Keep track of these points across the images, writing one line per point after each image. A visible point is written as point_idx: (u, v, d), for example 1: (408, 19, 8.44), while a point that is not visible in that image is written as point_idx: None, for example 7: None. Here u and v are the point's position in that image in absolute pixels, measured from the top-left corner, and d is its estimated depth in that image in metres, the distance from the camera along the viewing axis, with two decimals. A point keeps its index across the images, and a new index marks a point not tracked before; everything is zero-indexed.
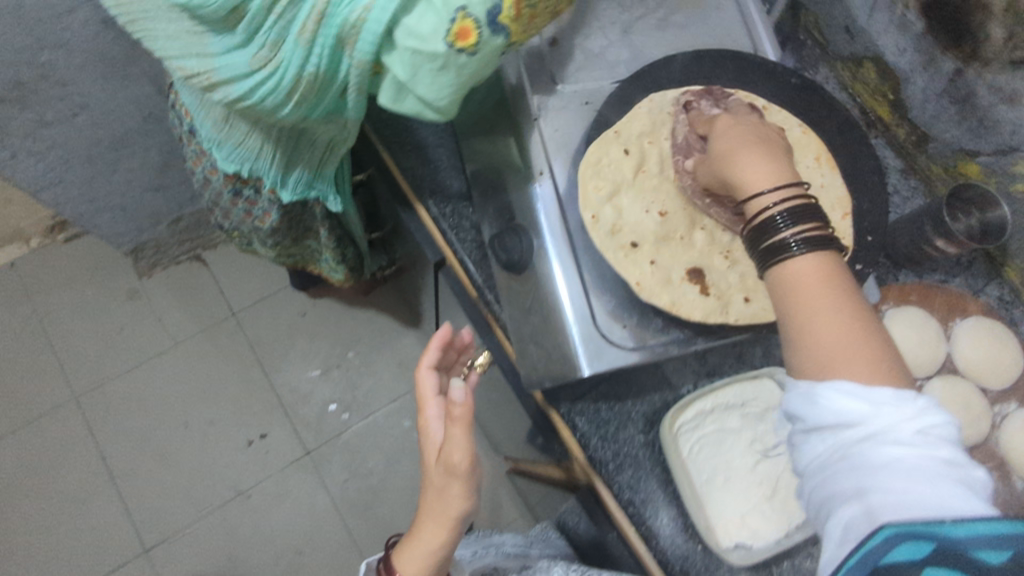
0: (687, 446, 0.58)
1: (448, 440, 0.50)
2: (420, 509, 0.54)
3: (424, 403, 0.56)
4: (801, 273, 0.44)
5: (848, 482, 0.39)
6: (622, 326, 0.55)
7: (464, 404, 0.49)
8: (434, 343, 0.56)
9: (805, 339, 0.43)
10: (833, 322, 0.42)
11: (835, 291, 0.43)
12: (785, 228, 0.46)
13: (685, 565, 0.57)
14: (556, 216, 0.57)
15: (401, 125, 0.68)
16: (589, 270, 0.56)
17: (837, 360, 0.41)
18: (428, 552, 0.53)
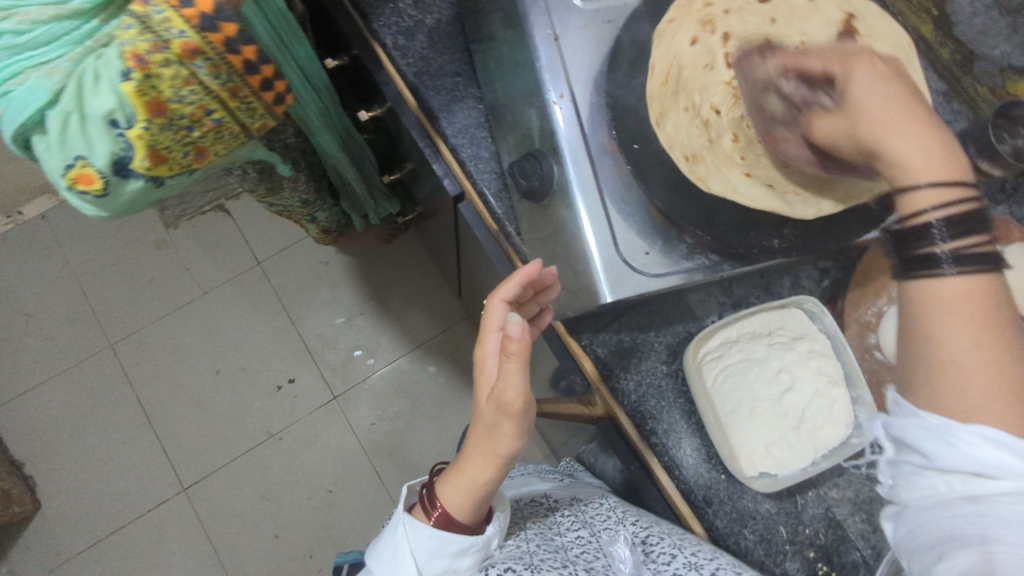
0: (708, 376, 0.58)
1: (501, 378, 0.50)
2: (476, 441, 0.53)
3: (486, 334, 0.55)
4: (957, 292, 0.36)
5: (973, 529, 0.35)
6: (645, 252, 0.52)
7: (520, 340, 0.49)
8: (512, 278, 0.54)
9: (950, 382, 0.36)
10: (988, 365, 0.35)
11: (992, 318, 0.36)
12: (940, 237, 0.37)
13: (708, 494, 0.58)
14: (579, 137, 0.53)
15: (418, 53, 0.66)
16: (610, 194, 0.53)
17: (985, 409, 0.35)
18: (478, 483, 0.53)
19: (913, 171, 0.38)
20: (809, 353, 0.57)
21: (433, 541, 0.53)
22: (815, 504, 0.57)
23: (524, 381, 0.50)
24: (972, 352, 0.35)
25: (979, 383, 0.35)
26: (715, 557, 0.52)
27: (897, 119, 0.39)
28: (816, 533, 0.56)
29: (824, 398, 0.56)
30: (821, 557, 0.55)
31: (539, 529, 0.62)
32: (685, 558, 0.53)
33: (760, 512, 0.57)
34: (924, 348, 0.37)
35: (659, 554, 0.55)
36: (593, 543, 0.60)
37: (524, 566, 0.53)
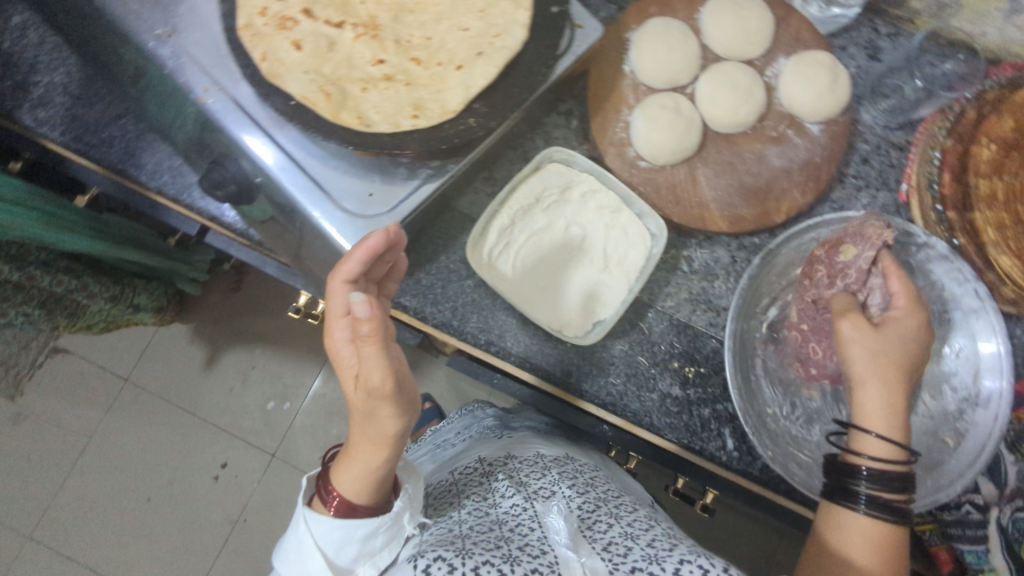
0: (506, 267, 0.57)
1: (363, 362, 0.45)
2: (360, 425, 0.50)
3: (330, 318, 0.47)
4: (854, 534, 0.45)
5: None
6: (370, 193, 0.50)
7: (369, 319, 0.44)
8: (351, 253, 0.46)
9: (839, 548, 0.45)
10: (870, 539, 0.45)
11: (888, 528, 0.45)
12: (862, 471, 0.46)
13: (565, 367, 0.58)
14: (252, 122, 0.49)
15: (68, 116, 0.58)
16: (311, 160, 0.49)
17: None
18: (371, 466, 0.50)
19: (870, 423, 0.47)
20: (584, 197, 0.58)
21: (339, 531, 0.50)
22: (660, 321, 0.59)
23: (389, 360, 0.45)
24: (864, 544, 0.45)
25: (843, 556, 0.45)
26: (649, 526, 0.56)
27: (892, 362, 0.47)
28: (672, 344, 0.59)
29: (615, 229, 0.58)
30: (683, 363, 0.59)
31: (474, 508, 0.61)
32: (622, 527, 0.55)
33: (615, 355, 0.59)
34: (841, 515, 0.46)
35: (597, 522, 0.56)
36: (528, 512, 0.58)
37: (454, 552, 0.50)
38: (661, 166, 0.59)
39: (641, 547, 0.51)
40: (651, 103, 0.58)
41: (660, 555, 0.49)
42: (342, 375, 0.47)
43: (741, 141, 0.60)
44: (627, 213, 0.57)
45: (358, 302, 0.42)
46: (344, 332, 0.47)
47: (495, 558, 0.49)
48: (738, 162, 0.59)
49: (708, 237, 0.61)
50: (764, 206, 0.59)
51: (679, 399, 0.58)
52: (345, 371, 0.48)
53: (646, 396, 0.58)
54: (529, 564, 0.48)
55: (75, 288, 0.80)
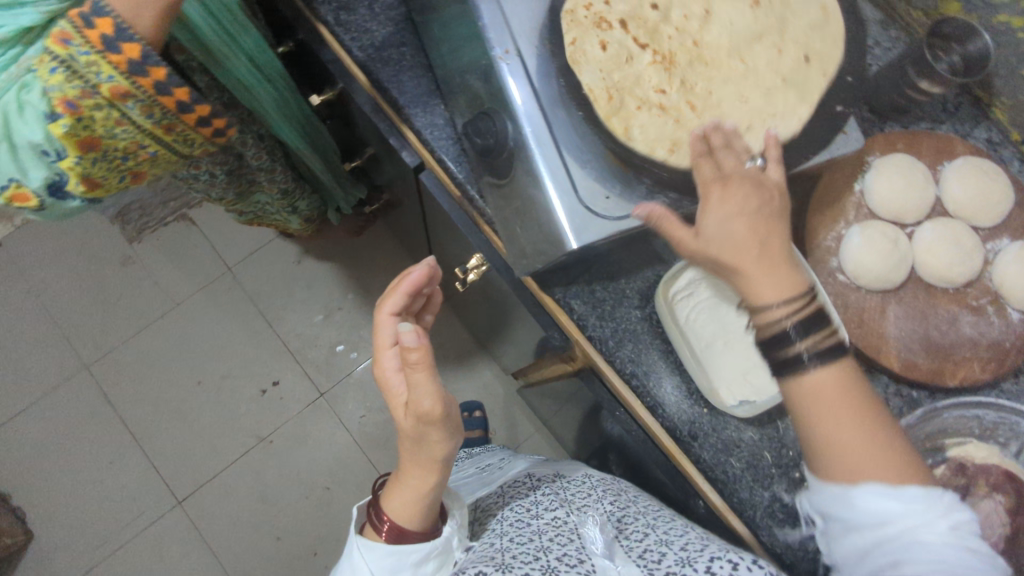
0: (682, 314, 0.58)
1: (413, 388, 0.53)
2: (406, 457, 0.56)
3: (381, 352, 0.58)
4: (822, 389, 0.46)
5: (886, 558, 0.43)
6: (606, 197, 0.53)
7: (417, 347, 0.52)
8: (398, 289, 0.58)
9: (848, 463, 0.44)
10: (858, 439, 0.44)
11: (855, 397, 0.45)
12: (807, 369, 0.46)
13: (692, 429, 0.59)
14: (530, 96, 0.53)
15: (360, 27, 0.65)
16: (568, 149, 0.54)
17: (867, 465, 0.44)
18: (422, 490, 0.56)
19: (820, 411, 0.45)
20: None
21: (390, 558, 0.54)
22: None
23: (436, 384, 0.53)
24: (842, 430, 0.45)
25: (854, 453, 0.44)
26: (686, 533, 0.56)
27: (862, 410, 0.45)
28: (800, 453, 0.58)
29: None
30: (806, 476, 0.58)
31: (517, 518, 0.64)
32: (658, 535, 0.57)
33: (743, 440, 0.59)
34: (815, 448, 0.46)
35: (632, 533, 0.59)
36: (568, 525, 0.61)
37: (495, 564, 0.53)
38: (858, 286, 0.60)
39: (673, 553, 0.53)
40: (872, 226, 0.60)
41: (693, 557, 0.51)
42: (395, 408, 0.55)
43: (940, 297, 0.60)
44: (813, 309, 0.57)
45: (407, 328, 0.52)
46: (394, 366, 0.57)
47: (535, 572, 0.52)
48: (930, 315, 0.60)
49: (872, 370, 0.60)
50: (940, 365, 0.58)
51: (788, 508, 0.57)
52: (398, 402, 0.56)
53: (757, 491, 0.58)
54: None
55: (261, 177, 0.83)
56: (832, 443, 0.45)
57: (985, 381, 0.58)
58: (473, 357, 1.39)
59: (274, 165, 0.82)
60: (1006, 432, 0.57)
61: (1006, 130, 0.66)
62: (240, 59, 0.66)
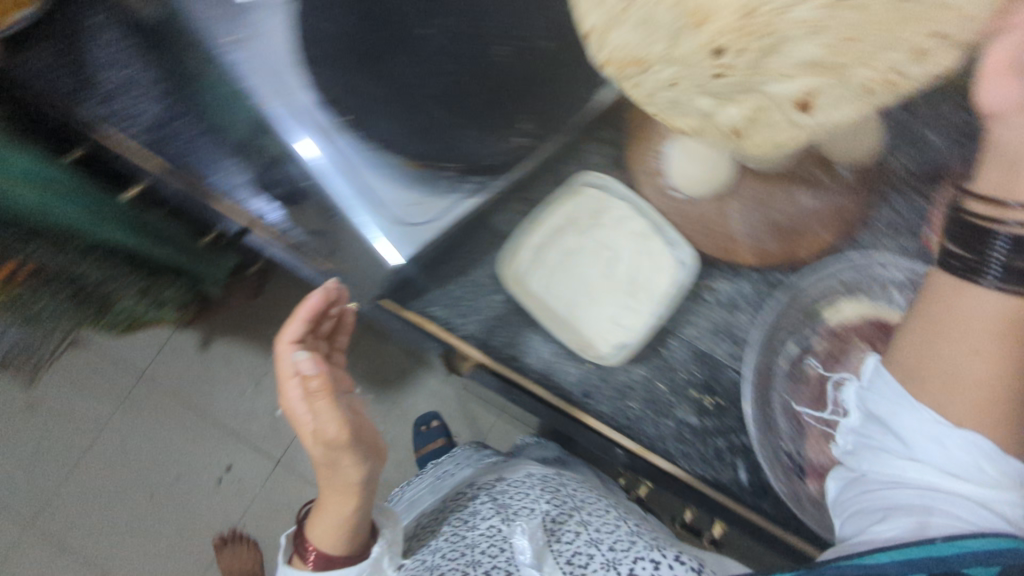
0: (534, 283, 0.58)
1: (317, 417, 0.50)
2: (325, 482, 0.54)
3: (284, 384, 0.51)
4: (991, 305, 0.39)
5: (909, 518, 0.39)
6: (410, 202, 0.50)
7: (317, 374, 0.51)
8: (297, 315, 0.53)
9: (947, 385, 0.40)
10: (980, 376, 0.39)
11: (993, 334, 0.39)
12: (991, 274, 0.39)
13: (585, 388, 0.60)
14: (298, 119, 0.48)
15: (128, 111, 0.59)
16: (355, 158, 0.48)
17: (967, 412, 0.39)
18: (344, 516, 0.55)
19: (962, 314, 0.41)
20: (618, 224, 0.60)
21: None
22: (681, 348, 0.61)
23: (340, 412, 0.50)
24: (970, 357, 0.39)
25: (963, 381, 0.39)
26: (618, 532, 0.60)
27: (989, 350, 0.39)
28: (690, 373, 0.60)
29: (645, 251, 0.59)
30: (703, 393, 0.60)
31: (453, 535, 0.65)
32: (588, 537, 0.60)
33: (636, 380, 0.60)
34: (930, 356, 0.41)
35: (563, 534, 0.60)
36: (500, 534, 0.61)
37: None
38: (692, 198, 0.59)
39: (600, 555, 0.56)
40: None
41: (617, 561, 0.55)
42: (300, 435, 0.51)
43: None
44: (658, 243, 0.59)
45: (303, 358, 0.51)
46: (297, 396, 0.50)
47: None
48: None
49: (733, 269, 0.61)
50: (794, 244, 0.58)
51: (696, 428, 0.59)
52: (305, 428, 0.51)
53: (663, 422, 0.59)
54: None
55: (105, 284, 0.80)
56: (960, 345, 0.40)
57: None
58: (413, 371, 1.37)
59: (113, 269, 0.80)
60: None
61: None
62: (23, 187, 0.59)
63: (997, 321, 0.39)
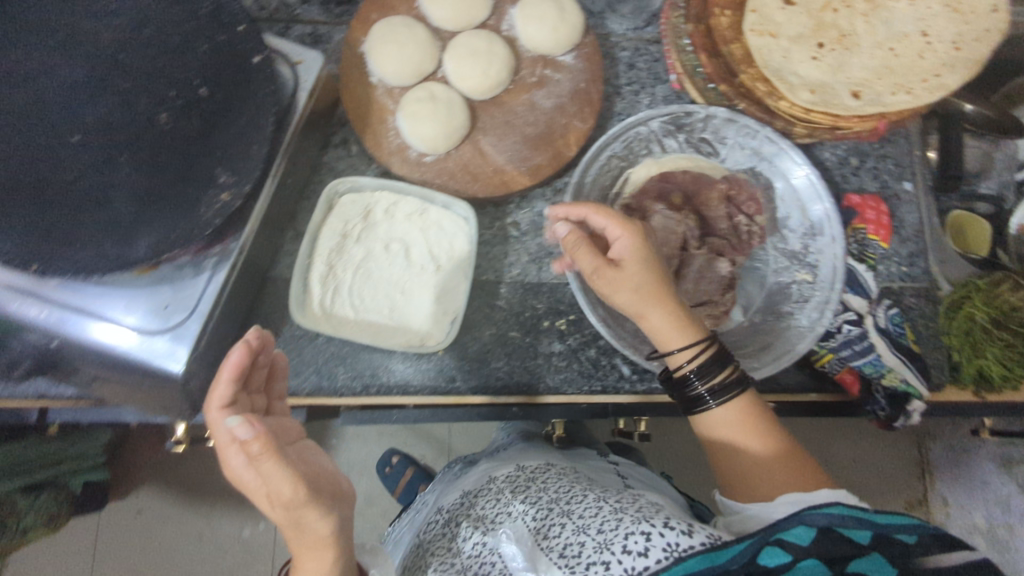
0: (344, 310, 0.56)
1: (265, 481, 0.39)
2: (293, 544, 0.43)
3: (222, 452, 0.40)
4: (724, 424, 0.51)
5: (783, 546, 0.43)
6: (166, 305, 0.48)
7: (256, 436, 0.39)
8: (220, 376, 0.41)
9: (757, 475, 0.49)
10: (765, 451, 0.49)
11: (752, 428, 0.50)
12: (698, 384, 0.50)
13: (447, 375, 0.58)
14: (4, 295, 0.45)
15: None
16: (91, 301, 0.47)
17: (778, 477, 0.48)
18: (325, 574, 0.43)
19: (741, 449, 0.50)
20: (388, 213, 0.58)
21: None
22: (514, 291, 0.61)
23: (291, 468, 0.39)
24: (748, 454, 0.50)
25: (761, 476, 0.49)
26: (601, 507, 0.55)
27: (753, 433, 0.50)
28: (533, 308, 0.60)
29: (430, 227, 0.58)
30: (552, 318, 0.60)
31: (438, 565, 0.59)
32: (574, 523, 0.54)
33: (489, 341, 0.59)
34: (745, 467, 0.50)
35: (550, 529, 0.55)
36: (485, 549, 0.56)
37: None
38: (445, 153, 0.59)
39: (593, 538, 0.50)
40: (408, 101, 0.59)
41: (609, 539, 0.49)
42: (254, 502, 0.41)
43: (509, 98, 0.61)
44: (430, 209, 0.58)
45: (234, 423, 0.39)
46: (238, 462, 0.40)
47: None
48: (515, 119, 0.60)
49: (521, 196, 0.62)
50: (554, 147, 0.60)
51: (563, 352, 0.59)
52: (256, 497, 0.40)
53: (532, 363, 0.59)
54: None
55: None
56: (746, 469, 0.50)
57: (592, 127, 0.61)
58: None
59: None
60: (639, 145, 0.63)
61: None
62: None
63: (746, 427, 0.50)
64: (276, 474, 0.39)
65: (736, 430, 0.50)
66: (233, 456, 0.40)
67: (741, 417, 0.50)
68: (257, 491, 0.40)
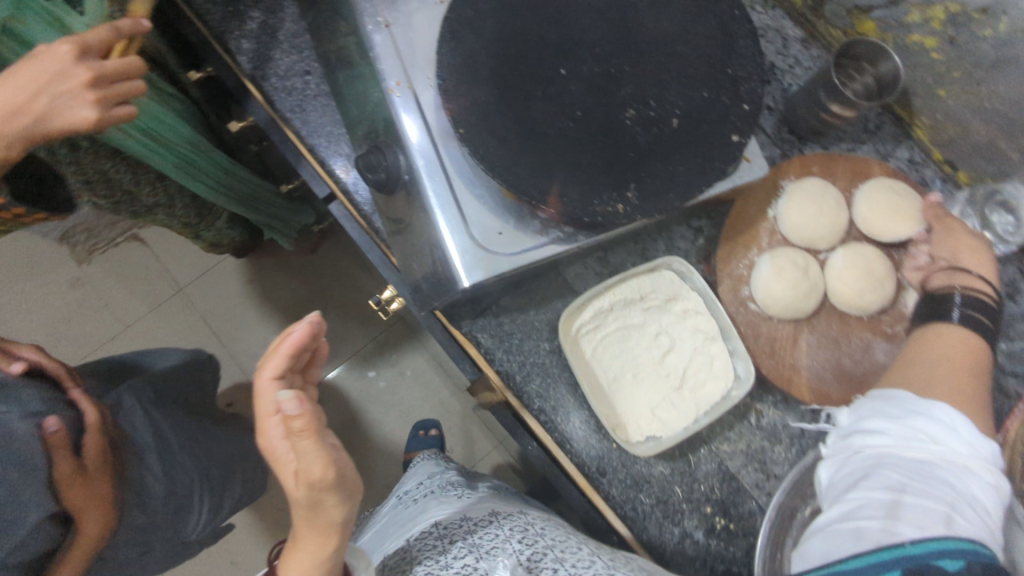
0: (587, 347, 0.58)
1: (301, 460, 0.42)
2: (297, 527, 0.46)
3: (263, 422, 0.43)
4: (952, 343, 0.48)
5: (897, 475, 0.39)
6: (498, 232, 0.51)
7: (301, 415, 0.41)
8: (279, 350, 0.44)
9: (933, 382, 0.45)
10: (962, 389, 0.45)
11: (962, 363, 0.47)
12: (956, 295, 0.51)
13: (601, 465, 0.58)
14: (419, 130, 0.51)
15: (266, 57, 0.64)
16: (458, 180, 0.52)
17: (946, 392, 0.44)
18: (322, 561, 0.46)
19: (942, 345, 0.49)
20: (684, 313, 0.58)
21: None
22: (708, 460, 0.58)
23: (328, 449, 0.42)
24: (950, 364, 0.47)
25: (939, 380, 0.45)
26: (591, 563, 0.50)
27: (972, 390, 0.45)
28: (711, 488, 0.57)
29: (703, 355, 0.57)
30: (717, 511, 0.57)
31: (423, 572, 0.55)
32: (566, 571, 0.50)
33: (653, 475, 0.57)
34: (919, 376, 0.47)
35: (542, 570, 0.51)
36: (476, 571, 0.52)
37: None
38: (770, 315, 0.59)
39: None
40: (783, 254, 0.59)
41: None
42: (282, 481, 0.43)
43: (854, 325, 0.58)
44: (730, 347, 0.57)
45: (286, 396, 0.41)
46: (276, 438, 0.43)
47: None
48: (842, 343, 0.58)
49: (786, 399, 0.59)
50: (854, 395, 0.57)
51: (699, 545, 0.56)
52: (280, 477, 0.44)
53: (668, 527, 0.57)
54: None
55: (167, 211, 0.83)
56: (926, 370, 0.47)
57: None
58: (430, 375, 1.36)
59: (176, 201, 0.82)
60: None
61: (927, 148, 0.66)
62: (133, 134, 0.61)
63: (966, 351, 0.47)
64: (307, 459, 0.41)
65: (954, 348, 0.48)
66: (275, 434, 0.43)
67: (972, 350, 0.48)
68: (285, 465, 0.43)
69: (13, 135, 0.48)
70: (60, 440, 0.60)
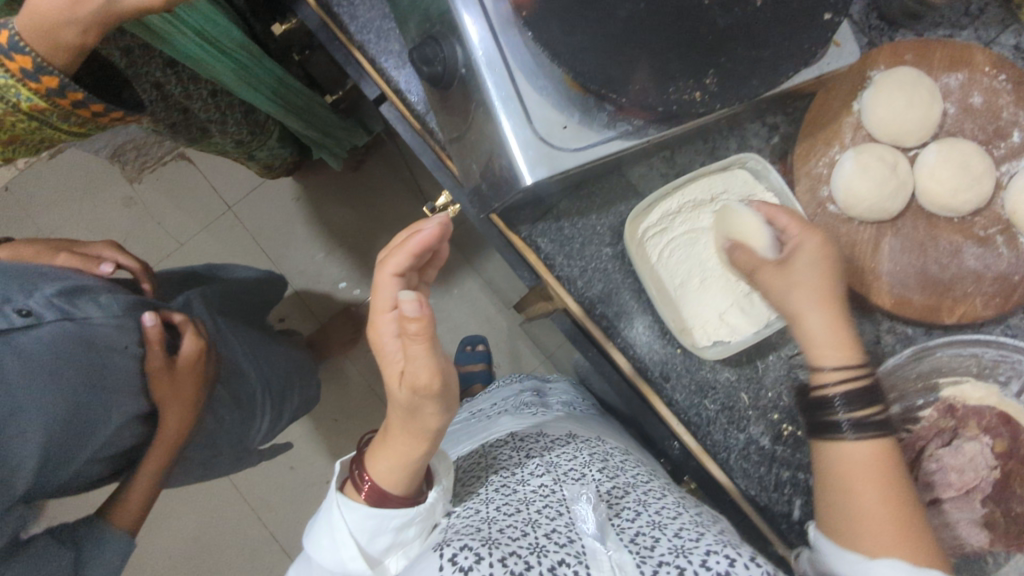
0: (654, 250, 0.56)
1: (408, 361, 0.42)
2: (394, 422, 0.47)
3: (377, 316, 0.45)
4: (854, 459, 0.42)
5: None
6: (563, 126, 0.48)
7: (419, 319, 0.40)
8: (408, 247, 0.45)
9: (864, 524, 0.40)
10: (884, 508, 0.40)
11: (876, 491, 0.41)
12: (839, 407, 0.44)
13: (664, 370, 0.57)
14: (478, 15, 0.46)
15: None
16: (520, 71, 0.48)
17: (880, 535, 0.39)
18: (413, 461, 0.46)
19: (850, 452, 0.43)
20: None
21: (371, 520, 0.47)
22: (778, 367, 0.56)
23: (436, 358, 0.42)
24: (871, 495, 0.41)
25: (868, 525, 0.40)
26: (678, 515, 0.47)
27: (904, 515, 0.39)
28: (779, 395, 0.56)
29: None
30: (785, 418, 0.55)
31: (497, 479, 0.56)
32: (648, 516, 0.47)
33: (719, 381, 0.56)
34: (841, 515, 0.41)
35: (624, 510, 0.48)
36: (555, 496, 0.51)
37: (481, 538, 0.43)
38: (850, 217, 0.55)
39: (667, 540, 0.43)
40: (869, 150, 0.55)
41: (686, 548, 0.41)
42: (387, 374, 0.45)
43: (943, 227, 0.54)
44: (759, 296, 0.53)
45: (407, 297, 0.39)
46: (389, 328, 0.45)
47: (523, 547, 0.42)
48: (928, 246, 0.54)
49: (862, 305, 0.56)
50: (938, 301, 0.53)
51: (764, 451, 0.55)
52: (388, 368, 0.45)
53: (733, 433, 0.56)
54: (557, 553, 0.42)
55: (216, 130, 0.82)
56: (851, 495, 0.41)
57: (988, 318, 0.53)
58: (476, 293, 1.36)
59: (226, 116, 0.80)
60: (1008, 370, 0.53)
61: None
62: (188, 36, 0.59)
63: (862, 461, 0.42)
64: (417, 360, 0.41)
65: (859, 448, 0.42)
66: (388, 326, 0.45)
67: (877, 470, 0.41)
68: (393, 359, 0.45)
69: (90, 15, 0.48)
70: (157, 335, 0.70)
